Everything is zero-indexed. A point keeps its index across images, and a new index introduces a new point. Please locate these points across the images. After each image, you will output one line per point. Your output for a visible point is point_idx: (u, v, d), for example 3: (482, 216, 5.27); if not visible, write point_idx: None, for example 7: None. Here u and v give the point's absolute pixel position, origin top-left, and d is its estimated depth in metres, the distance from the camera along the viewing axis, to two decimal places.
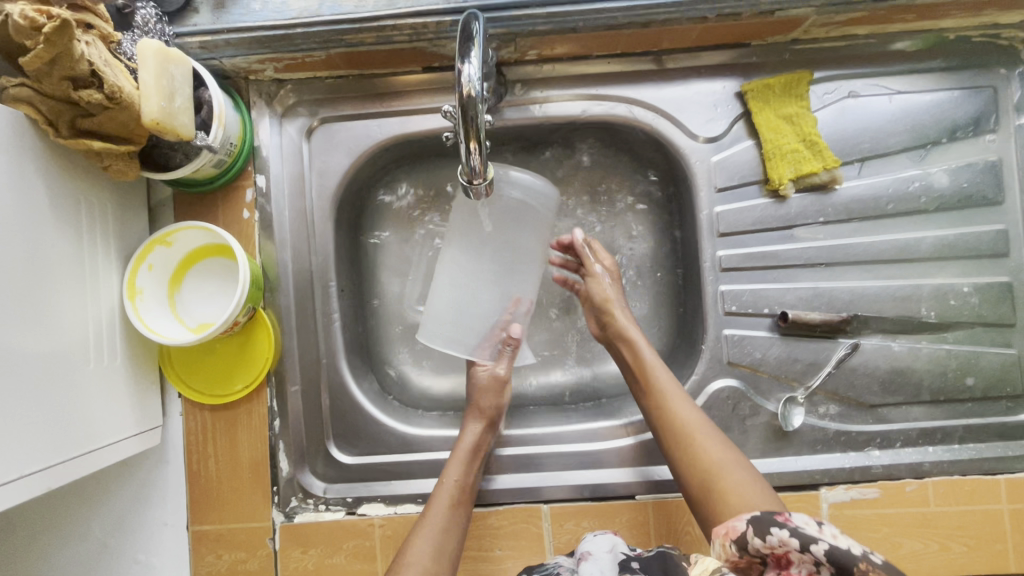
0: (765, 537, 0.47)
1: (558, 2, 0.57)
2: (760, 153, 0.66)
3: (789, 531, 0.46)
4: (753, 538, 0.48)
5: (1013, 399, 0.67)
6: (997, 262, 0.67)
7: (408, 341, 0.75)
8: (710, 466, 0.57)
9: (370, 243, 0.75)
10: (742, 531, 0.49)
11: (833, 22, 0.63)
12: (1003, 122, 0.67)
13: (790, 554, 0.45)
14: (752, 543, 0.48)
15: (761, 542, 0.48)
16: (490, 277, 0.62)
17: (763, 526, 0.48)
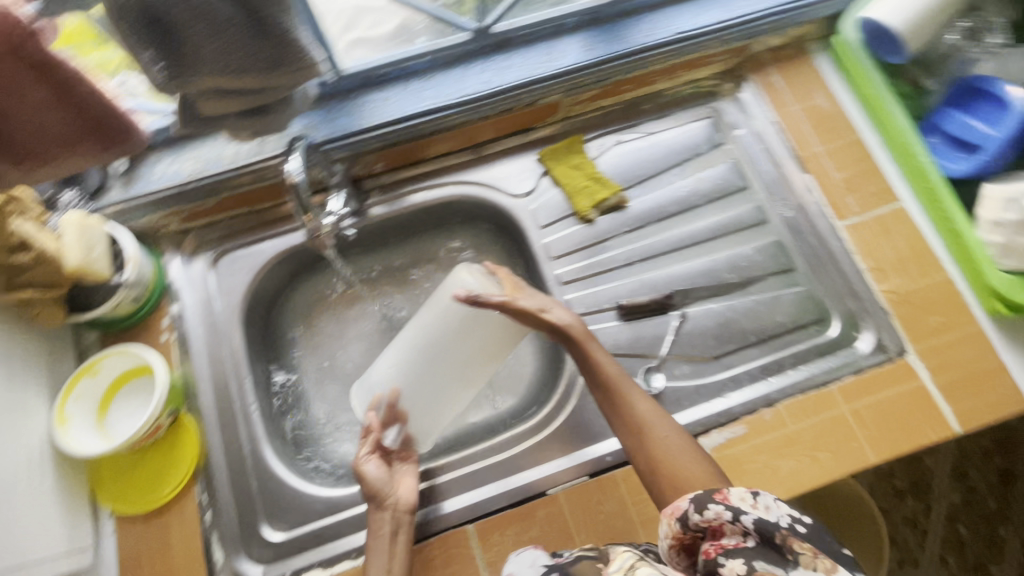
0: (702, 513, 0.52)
1: (379, 126, 0.80)
2: (565, 194, 0.88)
3: (723, 506, 0.51)
4: (691, 513, 0.53)
5: (820, 322, 0.82)
6: (763, 227, 0.88)
7: (326, 416, 0.84)
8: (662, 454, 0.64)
9: (282, 340, 0.87)
10: (684, 512, 0.54)
11: (582, 100, 0.89)
12: (728, 135, 0.93)
13: (723, 526, 0.50)
14: (692, 518, 0.53)
15: (700, 518, 0.53)
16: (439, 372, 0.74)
17: (703, 502, 0.53)
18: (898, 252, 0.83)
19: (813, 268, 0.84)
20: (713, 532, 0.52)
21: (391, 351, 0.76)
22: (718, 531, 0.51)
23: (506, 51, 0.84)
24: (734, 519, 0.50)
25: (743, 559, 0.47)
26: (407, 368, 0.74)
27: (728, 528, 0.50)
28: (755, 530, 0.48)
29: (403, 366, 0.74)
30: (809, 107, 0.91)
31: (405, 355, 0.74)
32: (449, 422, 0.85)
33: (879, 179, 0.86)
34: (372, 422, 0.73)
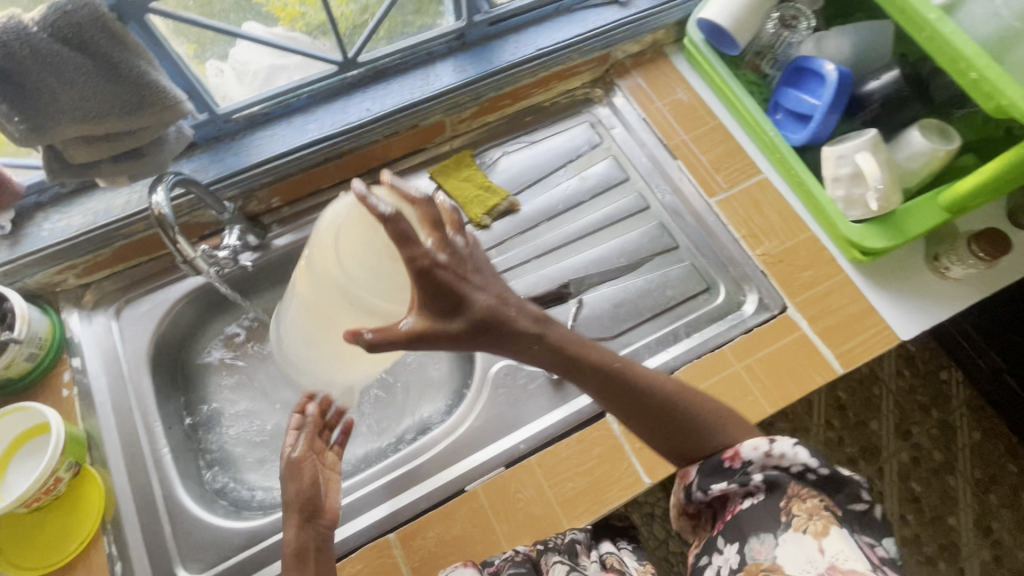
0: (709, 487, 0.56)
1: (269, 160, 0.84)
2: (459, 205, 0.93)
3: (729, 476, 0.55)
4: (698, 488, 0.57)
5: (708, 291, 0.88)
6: (645, 213, 0.95)
7: (245, 449, 0.85)
8: (681, 427, 0.59)
9: (200, 383, 0.89)
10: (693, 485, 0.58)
11: (465, 118, 0.95)
12: (606, 135, 1.01)
13: (729, 493, 0.55)
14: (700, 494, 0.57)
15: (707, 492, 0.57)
16: (331, 330, 0.65)
17: (710, 474, 0.56)
18: (767, 218, 0.90)
19: (694, 243, 0.91)
20: (724, 500, 0.56)
21: (295, 296, 0.67)
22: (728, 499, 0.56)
23: (383, 81, 0.90)
24: (739, 488, 0.54)
25: (736, 543, 0.52)
26: (303, 314, 0.66)
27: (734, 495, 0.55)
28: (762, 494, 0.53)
29: (301, 315, 0.67)
30: (672, 102, 1.00)
31: (303, 305, 0.65)
32: (372, 437, 0.86)
33: (741, 157, 0.94)
34: (307, 413, 0.72)
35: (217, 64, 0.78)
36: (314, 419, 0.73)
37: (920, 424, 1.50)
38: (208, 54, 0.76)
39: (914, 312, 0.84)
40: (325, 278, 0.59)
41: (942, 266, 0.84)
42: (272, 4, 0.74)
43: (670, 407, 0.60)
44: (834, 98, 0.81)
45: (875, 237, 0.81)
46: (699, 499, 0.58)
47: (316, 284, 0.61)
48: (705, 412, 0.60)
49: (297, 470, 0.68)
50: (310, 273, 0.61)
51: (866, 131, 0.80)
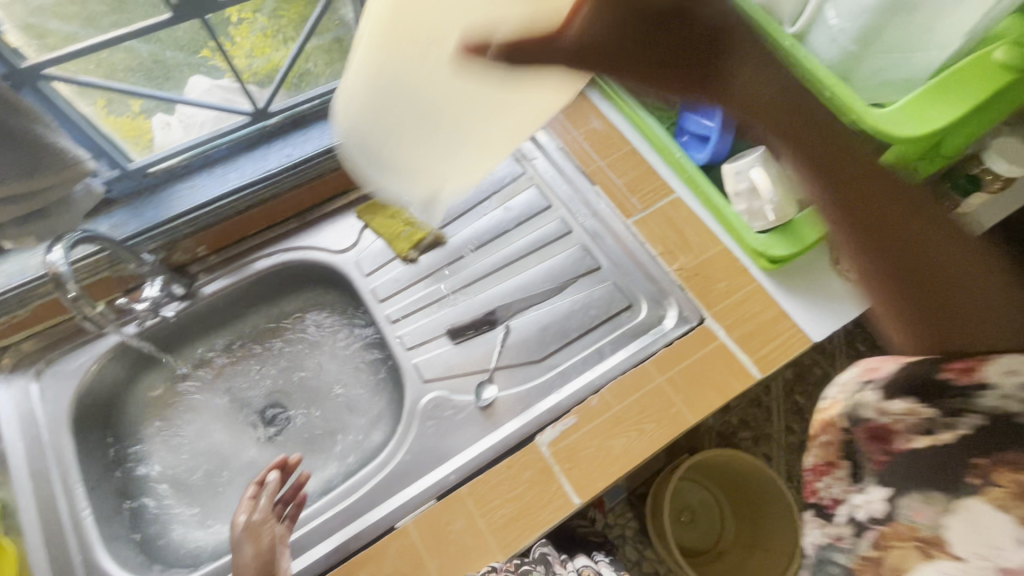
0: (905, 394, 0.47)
1: (189, 212, 0.86)
2: (385, 241, 0.95)
3: (927, 399, 0.47)
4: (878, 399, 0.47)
5: (631, 308, 0.91)
6: (567, 238, 0.98)
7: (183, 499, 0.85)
8: (912, 243, 0.39)
9: (129, 439, 0.88)
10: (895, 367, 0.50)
11: None
12: (528, 166, 1.05)
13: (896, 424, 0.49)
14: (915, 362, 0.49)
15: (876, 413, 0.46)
16: (428, 140, 0.51)
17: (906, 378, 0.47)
18: (680, 234, 0.94)
19: (614, 264, 0.95)
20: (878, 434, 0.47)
21: (361, 56, 0.47)
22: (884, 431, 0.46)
23: (303, 128, 0.92)
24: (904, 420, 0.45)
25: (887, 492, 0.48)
26: (372, 100, 0.48)
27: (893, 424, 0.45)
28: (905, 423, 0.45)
29: (375, 96, 0.47)
30: (588, 130, 1.05)
31: (369, 96, 0.48)
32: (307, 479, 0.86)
33: (654, 178, 0.99)
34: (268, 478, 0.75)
35: (163, 117, 0.81)
36: (274, 486, 0.75)
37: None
38: (153, 110, 0.79)
39: (824, 314, 0.88)
40: (402, 45, 0.44)
41: (846, 268, 0.89)
42: (218, 60, 0.79)
43: (928, 219, 0.39)
44: (726, 121, 0.87)
45: (778, 246, 0.86)
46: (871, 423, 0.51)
47: (398, 73, 0.46)
48: (947, 230, 0.40)
49: (255, 536, 0.71)
50: (386, 59, 0.45)
51: (758, 147, 0.85)
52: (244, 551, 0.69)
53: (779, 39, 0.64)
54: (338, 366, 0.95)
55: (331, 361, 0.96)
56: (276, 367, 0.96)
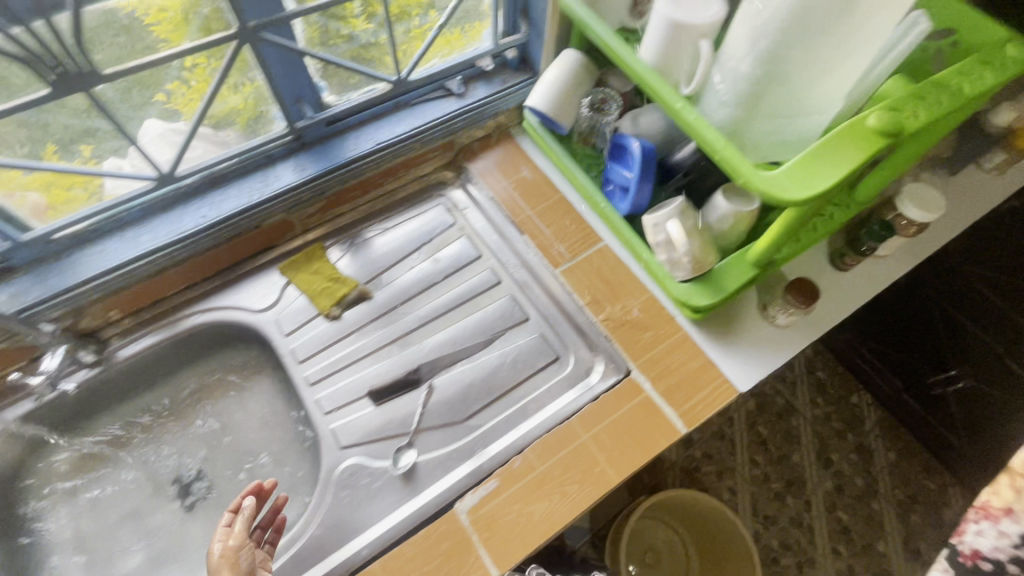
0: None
1: (96, 276, 0.82)
2: (307, 296, 0.93)
3: None
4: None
5: (558, 361, 0.90)
6: (496, 289, 0.97)
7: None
8: None
9: (34, 517, 0.84)
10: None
11: (313, 212, 0.97)
12: (459, 216, 1.05)
13: None
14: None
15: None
16: None
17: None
18: (607, 284, 0.94)
19: (543, 315, 0.94)
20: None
21: None
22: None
23: (221, 187, 0.90)
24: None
25: None
26: None
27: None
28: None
29: None
30: (517, 180, 1.04)
31: None
32: None
33: (582, 227, 0.99)
34: (244, 503, 0.71)
35: (115, 162, 0.79)
36: (251, 512, 0.71)
37: (839, 450, 1.56)
38: (102, 156, 0.78)
39: (750, 362, 0.87)
40: None
41: (770, 314, 0.89)
42: (173, 99, 0.77)
43: None
44: (643, 171, 0.86)
45: (700, 295, 0.85)
46: None
47: None
48: None
49: (234, 565, 0.67)
50: None
51: (676, 198, 0.85)
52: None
53: (673, 100, 0.65)
54: (260, 428, 0.93)
55: (254, 423, 0.93)
56: (194, 433, 0.92)
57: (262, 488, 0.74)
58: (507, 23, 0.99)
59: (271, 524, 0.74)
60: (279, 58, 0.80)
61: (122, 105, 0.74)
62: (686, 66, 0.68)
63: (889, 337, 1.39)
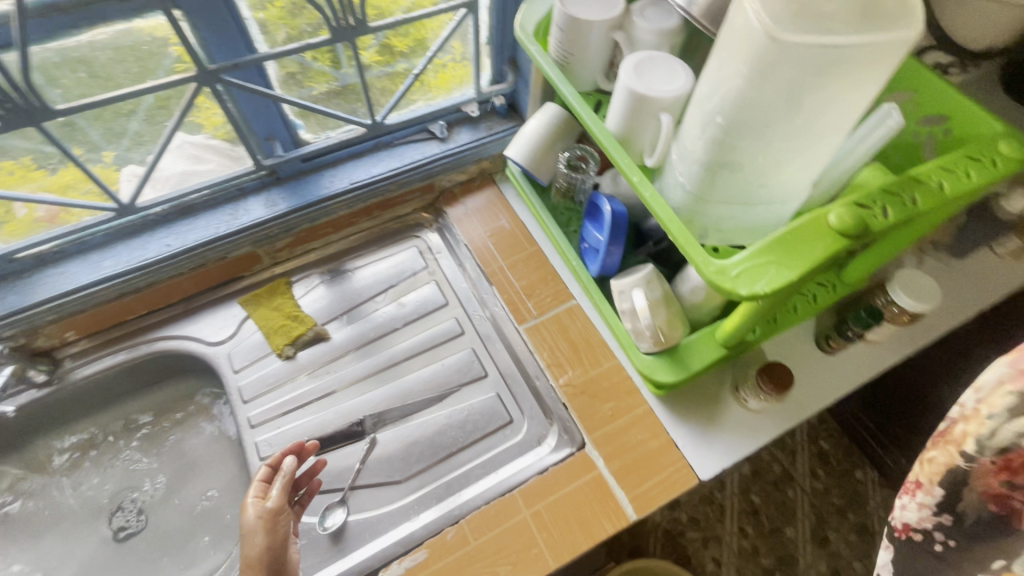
0: (963, 509, 0.40)
1: (54, 298, 0.82)
2: (264, 333, 0.92)
3: None
4: (964, 487, 0.39)
5: (510, 425, 0.85)
6: (458, 340, 0.93)
7: None
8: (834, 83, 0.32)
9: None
10: (1012, 398, 0.35)
11: (281, 247, 0.96)
12: (431, 260, 1.02)
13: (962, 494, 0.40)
14: (1009, 444, 0.36)
15: (947, 518, 0.41)
16: None
17: (966, 484, 0.39)
18: (573, 346, 0.88)
19: (502, 373, 0.89)
20: (959, 547, 0.41)
21: None
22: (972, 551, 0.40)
23: (190, 217, 0.90)
24: (944, 523, 0.41)
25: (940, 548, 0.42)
26: None
27: (946, 532, 0.42)
28: (947, 561, 0.42)
29: None
30: (494, 228, 1.01)
31: None
32: None
33: (553, 284, 0.95)
34: (288, 465, 0.71)
35: (133, 168, 0.81)
36: (291, 472, 0.71)
37: (838, 530, 1.40)
38: (124, 161, 0.79)
39: (715, 447, 0.80)
40: None
41: (741, 396, 0.82)
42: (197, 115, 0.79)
43: None
44: (614, 236, 0.81)
45: (665, 371, 0.80)
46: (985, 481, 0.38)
47: None
48: None
49: (270, 526, 0.67)
50: None
51: (646, 266, 0.80)
52: (257, 538, 0.66)
53: (630, 175, 0.61)
54: (204, 463, 0.91)
55: (201, 458, 0.91)
56: (137, 462, 0.90)
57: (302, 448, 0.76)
58: (493, 71, 0.99)
59: (307, 484, 0.76)
60: (251, 100, 0.80)
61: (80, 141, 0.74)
62: (649, 138, 0.64)
63: (896, 412, 1.27)
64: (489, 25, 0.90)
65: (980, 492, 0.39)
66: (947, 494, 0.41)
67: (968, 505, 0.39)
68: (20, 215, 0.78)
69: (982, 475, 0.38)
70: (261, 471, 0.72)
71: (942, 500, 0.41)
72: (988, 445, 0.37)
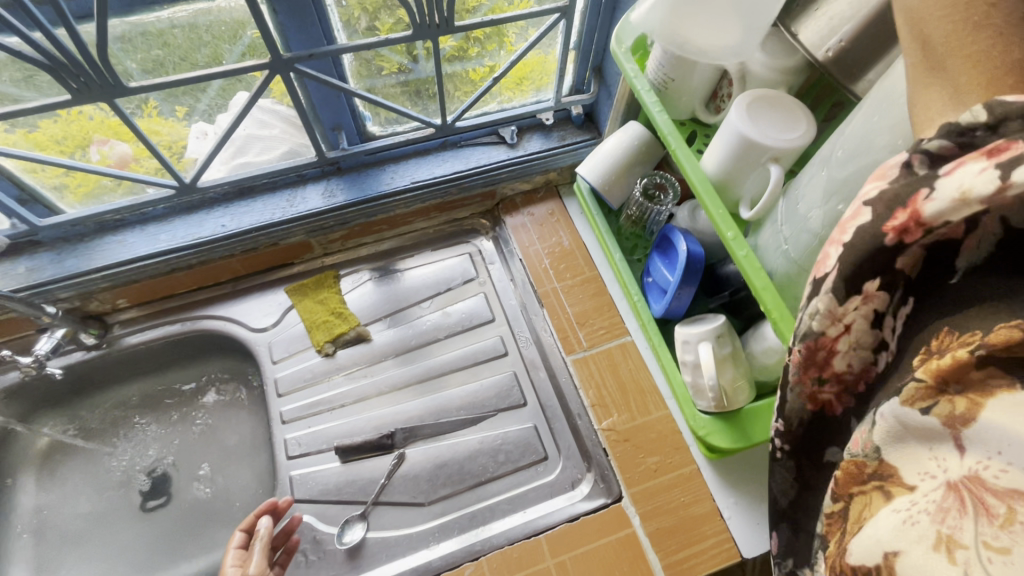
0: (790, 411, 0.41)
1: (109, 267, 0.82)
2: (305, 326, 0.91)
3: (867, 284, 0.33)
4: (787, 391, 0.40)
5: (542, 462, 0.80)
6: (500, 361, 0.89)
7: (28, 565, 0.82)
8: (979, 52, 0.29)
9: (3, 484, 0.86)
10: (808, 287, 0.36)
11: (334, 238, 0.94)
12: (481, 270, 0.97)
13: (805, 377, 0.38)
14: (807, 330, 0.36)
15: (781, 423, 0.42)
16: None
17: (786, 390, 0.40)
18: (621, 388, 0.83)
19: (541, 404, 0.85)
20: (797, 449, 0.42)
21: None
22: (808, 448, 0.42)
23: (248, 199, 0.89)
24: (780, 429, 0.43)
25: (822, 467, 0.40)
26: None
27: (783, 437, 0.42)
28: (794, 459, 0.43)
29: None
30: (552, 246, 0.95)
31: None
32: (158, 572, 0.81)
33: (608, 315, 0.89)
34: (262, 526, 0.70)
35: (202, 126, 0.77)
36: (266, 534, 0.69)
37: None
38: (193, 116, 0.75)
39: (764, 525, 0.73)
40: None
41: None
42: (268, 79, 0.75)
43: None
44: (686, 276, 0.73)
45: (720, 435, 0.73)
46: (811, 350, 0.37)
47: None
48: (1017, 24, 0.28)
49: None
50: None
51: (717, 317, 0.72)
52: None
53: (724, 228, 0.54)
54: (232, 446, 0.90)
55: (227, 442, 0.90)
56: (168, 436, 0.91)
57: (278, 505, 0.75)
58: (575, 78, 0.92)
59: (285, 543, 0.73)
60: (322, 91, 0.77)
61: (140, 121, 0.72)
62: (748, 187, 0.57)
63: None
64: (578, 30, 0.83)
65: (797, 393, 0.40)
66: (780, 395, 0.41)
67: (795, 408, 0.41)
68: (84, 180, 0.78)
69: (797, 374, 0.39)
70: (236, 538, 0.71)
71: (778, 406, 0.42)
72: (799, 333, 0.37)
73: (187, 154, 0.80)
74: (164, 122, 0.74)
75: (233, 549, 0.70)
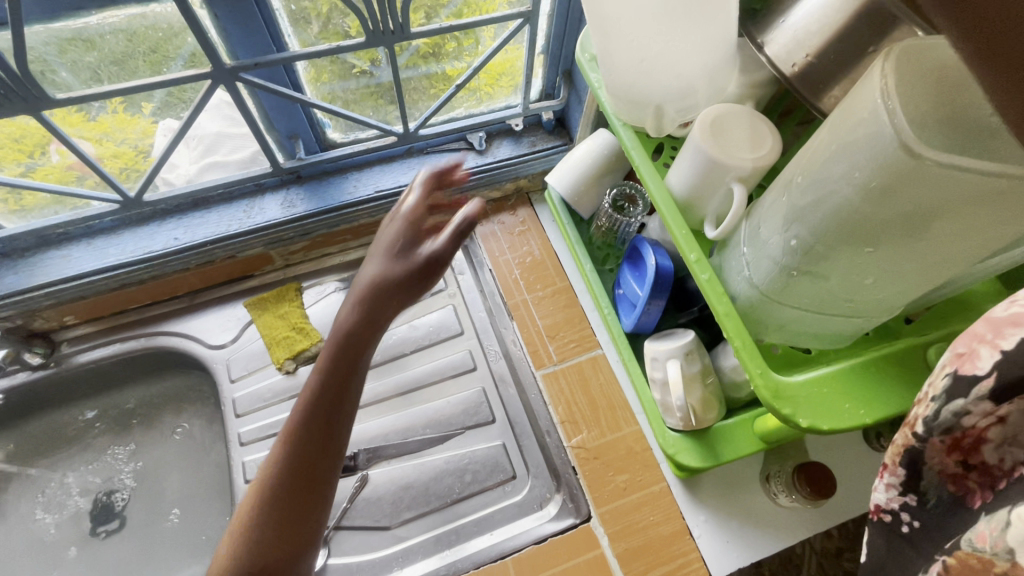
0: (925, 487, 0.30)
1: (52, 284, 0.78)
2: (265, 342, 0.87)
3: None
4: (915, 468, 0.30)
5: (510, 482, 0.78)
6: (468, 376, 0.86)
7: None
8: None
9: None
10: (946, 379, 0.28)
11: (296, 249, 0.90)
12: (450, 280, 0.94)
13: (947, 459, 0.28)
14: (946, 419, 0.28)
15: (911, 497, 0.31)
16: None
17: (919, 466, 0.30)
18: (592, 404, 0.81)
19: (510, 420, 0.82)
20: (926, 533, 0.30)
21: None
22: (937, 539, 0.29)
23: (203, 210, 0.85)
24: (910, 505, 0.31)
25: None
26: None
27: (912, 513, 0.31)
28: (916, 549, 0.31)
29: None
30: (522, 256, 0.93)
31: None
32: None
33: (579, 327, 0.87)
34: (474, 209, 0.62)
35: (170, 124, 0.72)
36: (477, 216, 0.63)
37: None
38: (164, 113, 0.70)
39: (735, 542, 0.71)
40: None
41: (771, 489, 0.72)
42: None
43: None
44: (655, 290, 0.71)
45: (690, 453, 0.71)
46: (963, 433, 0.27)
47: None
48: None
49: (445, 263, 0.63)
50: None
51: (687, 333, 0.70)
52: (397, 266, 0.62)
53: (687, 250, 0.52)
54: (189, 467, 0.86)
55: (185, 463, 0.86)
56: (121, 457, 0.87)
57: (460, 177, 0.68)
58: (545, 83, 0.89)
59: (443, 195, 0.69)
60: (275, 100, 0.74)
61: (86, 125, 0.68)
62: (714, 205, 0.55)
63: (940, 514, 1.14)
64: (546, 34, 0.80)
65: (934, 472, 0.29)
66: (909, 471, 0.30)
67: (928, 486, 0.30)
68: (24, 195, 0.74)
69: (931, 454, 0.29)
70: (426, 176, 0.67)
71: (903, 478, 0.31)
72: (933, 420, 0.29)
73: (152, 154, 0.75)
74: (130, 119, 0.70)
75: (421, 190, 0.66)
